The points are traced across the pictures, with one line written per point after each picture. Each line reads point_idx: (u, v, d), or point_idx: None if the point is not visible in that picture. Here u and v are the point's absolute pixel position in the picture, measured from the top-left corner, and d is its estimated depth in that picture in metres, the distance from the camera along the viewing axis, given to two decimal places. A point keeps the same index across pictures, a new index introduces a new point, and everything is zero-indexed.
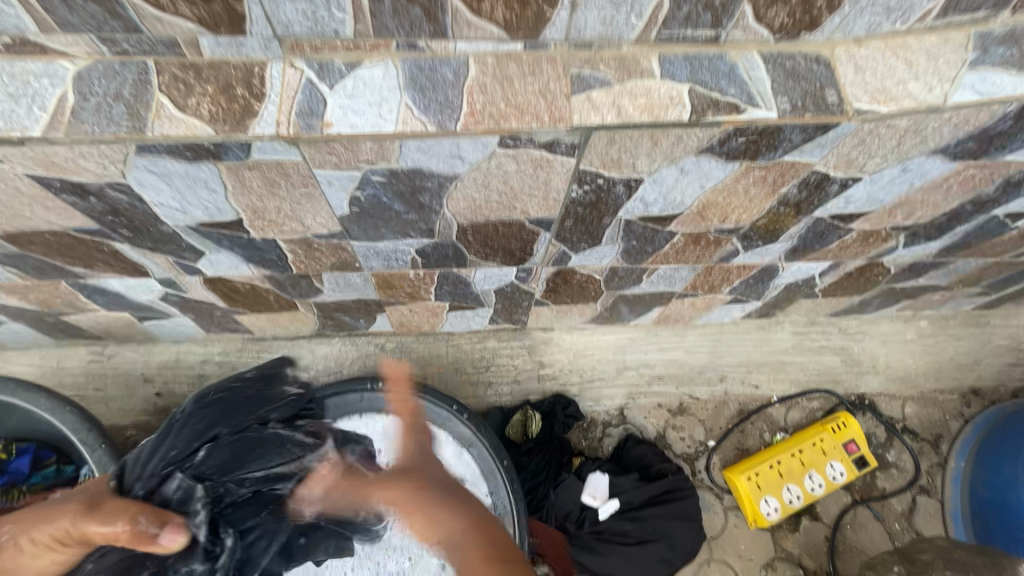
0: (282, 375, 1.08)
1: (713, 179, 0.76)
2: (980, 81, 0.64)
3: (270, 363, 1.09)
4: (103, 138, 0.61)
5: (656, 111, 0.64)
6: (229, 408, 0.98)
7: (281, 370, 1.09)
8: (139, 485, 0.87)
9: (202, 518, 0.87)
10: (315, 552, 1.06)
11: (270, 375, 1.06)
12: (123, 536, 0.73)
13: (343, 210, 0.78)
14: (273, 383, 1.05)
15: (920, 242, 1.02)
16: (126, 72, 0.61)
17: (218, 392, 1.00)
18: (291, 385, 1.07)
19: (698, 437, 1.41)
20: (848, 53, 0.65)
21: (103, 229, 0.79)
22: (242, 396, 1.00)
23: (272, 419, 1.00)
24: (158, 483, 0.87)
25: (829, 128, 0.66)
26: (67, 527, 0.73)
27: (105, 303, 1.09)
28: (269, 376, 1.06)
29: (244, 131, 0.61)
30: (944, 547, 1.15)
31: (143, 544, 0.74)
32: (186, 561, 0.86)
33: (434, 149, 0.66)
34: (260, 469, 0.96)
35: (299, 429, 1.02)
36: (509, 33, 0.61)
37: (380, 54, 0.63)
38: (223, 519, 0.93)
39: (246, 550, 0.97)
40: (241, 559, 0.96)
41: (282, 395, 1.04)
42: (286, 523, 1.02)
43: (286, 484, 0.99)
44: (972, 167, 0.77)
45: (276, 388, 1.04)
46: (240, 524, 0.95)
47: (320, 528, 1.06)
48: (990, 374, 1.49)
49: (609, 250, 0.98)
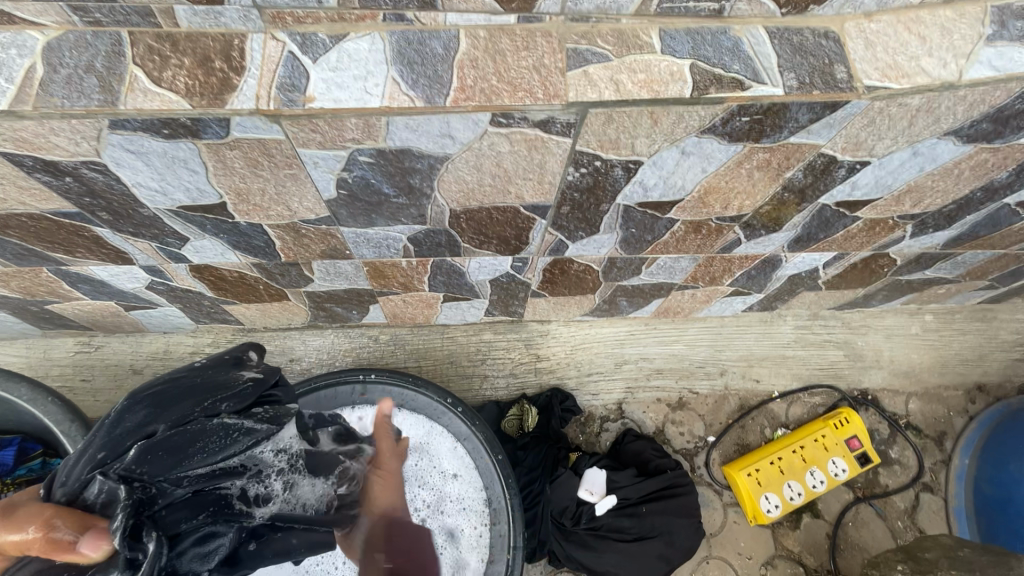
0: (247, 355, 0.97)
1: (716, 163, 0.73)
2: (997, 57, 0.61)
3: (230, 351, 0.96)
4: (73, 113, 0.58)
5: (656, 87, 0.60)
6: (167, 399, 0.84)
7: (249, 359, 0.96)
8: (67, 488, 0.72)
9: (120, 524, 0.66)
10: (271, 556, 0.85)
11: (226, 360, 0.93)
12: (35, 546, 0.62)
13: (331, 193, 0.75)
14: (225, 370, 0.91)
15: (928, 232, 0.99)
16: (99, 43, 0.58)
17: (159, 385, 0.86)
18: (251, 369, 0.92)
19: (698, 432, 1.39)
20: (858, 27, 0.62)
21: (82, 212, 0.76)
22: (191, 384, 0.86)
23: (225, 408, 0.85)
24: (82, 487, 0.72)
25: (838, 106, 0.63)
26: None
27: (89, 292, 1.06)
28: (224, 363, 0.92)
29: (223, 106, 0.58)
30: (949, 546, 1.12)
31: (54, 554, 0.63)
32: (104, 572, 0.65)
33: (423, 127, 0.63)
34: (204, 464, 0.79)
35: (254, 416, 0.86)
36: (502, 4, 0.58)
37: (366, 27, 0.60)
38: (155, 519, 0.72)
39: (175, 562, 0.73)
40: (166, 568, 0.72)
41: (240, 373, 0.91)
42: (236, 524, 0.81)
43: (233, 480, 0.82)
44: (986, 152, 0.74)
45: (233, 366, 0.92)
46: (176, 526, 0.74)
47: (280, 530, 0.86)
48: (995, 370, 1.46)
49: (607, 239, 0.95)
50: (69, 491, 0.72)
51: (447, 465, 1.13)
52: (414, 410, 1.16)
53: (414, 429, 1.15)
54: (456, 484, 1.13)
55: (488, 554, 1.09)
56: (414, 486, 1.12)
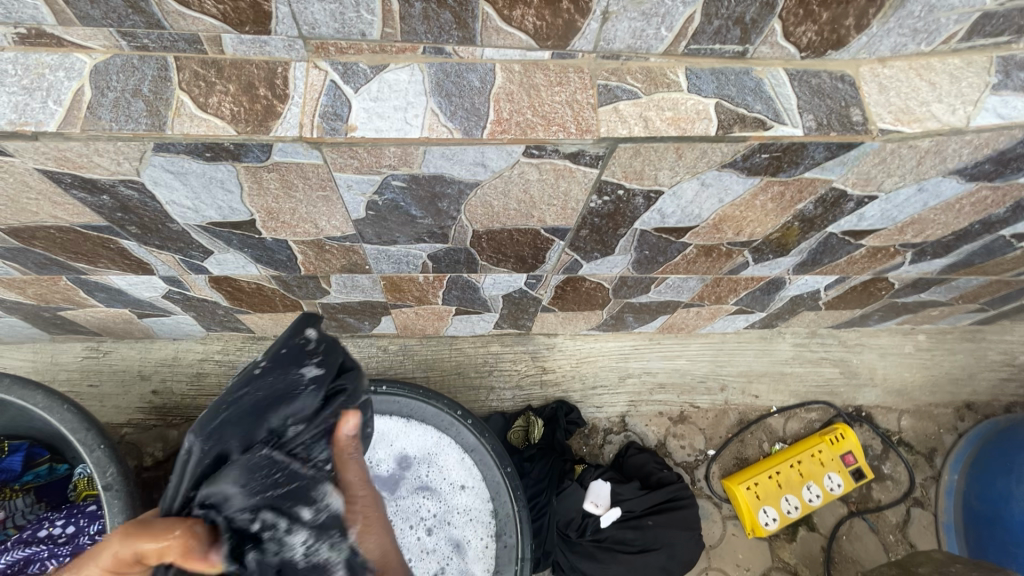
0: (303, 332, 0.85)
1: (733, 194, 0.76)
2: (1002, 105, 0.65)
3: (287, 334, 0.86)
4: (120, 135, 0.59)
5: (683, 125, 0.63)
6: (241, 415, 0.77)
7: (306, 342, 0.85)
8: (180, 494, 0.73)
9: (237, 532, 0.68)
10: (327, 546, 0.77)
11: (287, 341, 0.85)
12: (175, 549, 0.61)
13: (359, 213, 0.77)
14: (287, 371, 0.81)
15: (927, 259, 1.03)
16: (146, 68, 0.60)
17: (222, 409, 0.78)
18: (310, 364, 0.82)
19: (698, 446, 1.42)
20: (872, 72, 0.66)
21: (111, 225, 0.78)
22: (257, 399, 0.79)
23: (312, 408, 0.79)
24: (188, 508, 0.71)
25: (852, 146, 0.66)
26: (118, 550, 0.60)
27: (105, 299, 1.07)
28: (285, 357, 0.83)
29: (266, 132, 0.60)
30: (942, 561, 1.16)
31: (191, 560, 0.61)
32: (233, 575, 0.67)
33: (458, 156, 0.65)
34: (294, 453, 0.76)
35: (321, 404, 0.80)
36: (538, 42, 0.61)
37: (406, 58, 0.62)
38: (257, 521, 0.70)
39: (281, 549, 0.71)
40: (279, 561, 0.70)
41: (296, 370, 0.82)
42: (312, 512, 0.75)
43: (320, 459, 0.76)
44: (986, 189, 0.78)
45: (299, 357, 0.83)
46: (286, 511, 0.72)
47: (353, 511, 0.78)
48: (984, 389, 1.51)
49: (621, 259, 0.97)
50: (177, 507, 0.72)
51: (455, 476, 1.15)
52: (423, 421, 1.18)
53: (424, 441, 1.17)
54: (464, 494, 1.14)
55: (494, 564, 1.11)
56: (421, 497, 1.14)
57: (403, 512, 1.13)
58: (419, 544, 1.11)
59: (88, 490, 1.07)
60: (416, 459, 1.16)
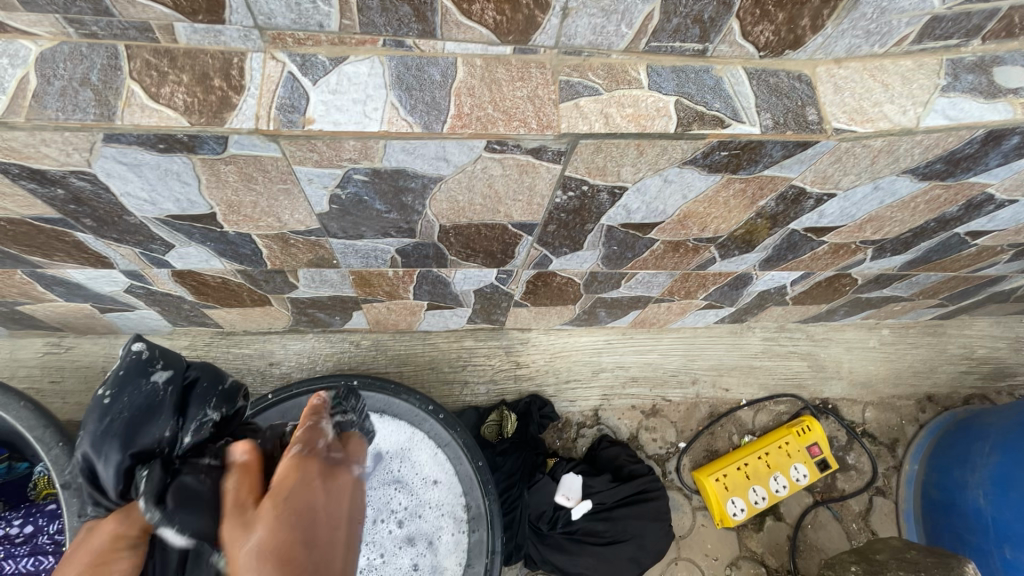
0: (128, 352, 0.78)
1: (695, 190, 0.77)
2: (950, 107, 0.66)
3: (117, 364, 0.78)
4: (67, 125, 0.57)
5: (643, 122, 0.64)
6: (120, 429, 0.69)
7: (139, 354, 0.78)
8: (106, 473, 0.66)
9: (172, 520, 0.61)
10: None
11: (123, 364, 0.77)
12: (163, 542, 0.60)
13: (323, 207, 0.76)
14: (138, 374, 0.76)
15: (887, 255, 1.06)
16: (95, 56, 0.58)
17: (101, 424, 0.70)
18: (159, 371, 0.77)
19: (669, 438, 1.44)
20: (828, 73, 0.67)
21: (65, 218, 0.76)
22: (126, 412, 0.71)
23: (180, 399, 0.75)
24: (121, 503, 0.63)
25: (808, 145, 0.67)
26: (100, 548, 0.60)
27: (64, 294, 1.04)
28: (127, 374, 0.76)
29: (221, 124, 0.59)
30: (898, 548, 1.20)
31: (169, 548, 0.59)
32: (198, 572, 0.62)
33: (420, 150, 0.64)
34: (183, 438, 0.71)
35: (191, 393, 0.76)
36: (499, 36, 0.60)
37: (366, 51, 0.61)
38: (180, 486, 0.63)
39: None
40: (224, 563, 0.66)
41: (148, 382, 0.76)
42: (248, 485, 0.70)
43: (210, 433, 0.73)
44: (939, 188, 0.81)
45: (145, 369, 0.77)
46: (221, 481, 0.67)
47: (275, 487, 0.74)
48: (944, 382, 1.56)
49: (590, 255, 0.98)
50: (116, 485, 0.65)
51: (428, 471, 1.15)
52: (396, 416, 1.17)
53: (396, 436, 1.16)
54: (436, 489, 1.14)
55: (466, 558, 1.12)
56: (391, 490, 1.13)
57: (374, 503, 1.12)
58: (391, 538, 1.11)
59: (49, 489, 1.05)
60: (389, 455, 1.14)
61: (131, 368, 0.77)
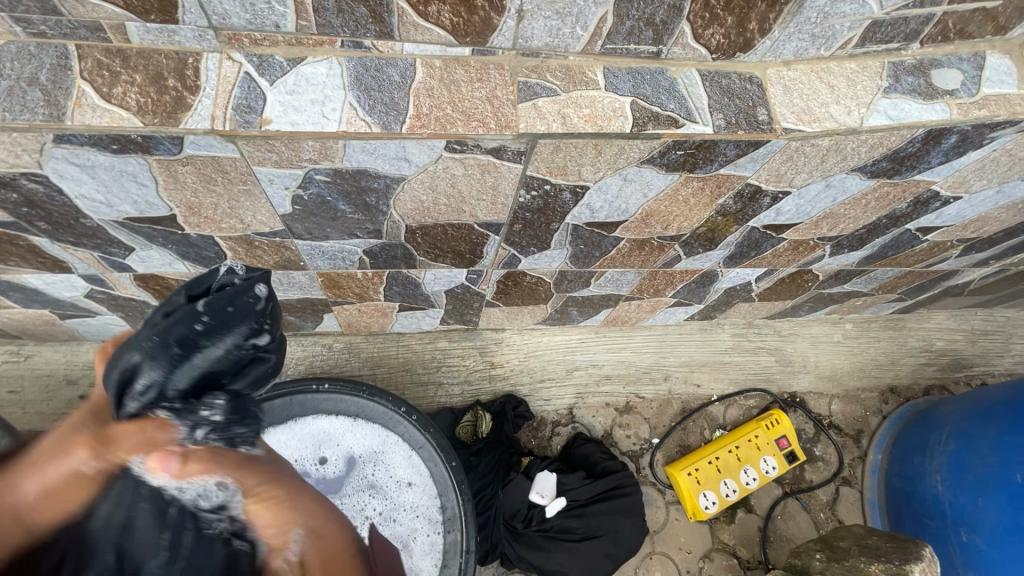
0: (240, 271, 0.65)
1: (655, 189, 0.79)
2: (892, 107, 0.70)
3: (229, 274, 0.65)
4: (16, 126, 0.57)
5: (600, 122, 0.65)
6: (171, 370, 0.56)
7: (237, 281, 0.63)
8: (174, 376, 0.56)
9: None
10: None
11: (231, 296, 0.60)
12: None
13: (286, 208, 0.76)
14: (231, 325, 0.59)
15: (845, 251, 1.09)
16: (44, 55, 0.57)
17: (175, 348, 0.57)
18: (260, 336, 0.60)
19: (643, 435, 1.46)
20: (778, 74, 0.70)
21: (18, 221, 0.74)
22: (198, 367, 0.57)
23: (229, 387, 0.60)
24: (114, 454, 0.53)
25: (760, 144, 0.70)
26: (71, 465, 0.51)
27: (21, 300, 1.01)
28: (223, 314, 0.59)
29: (176, 125, 0.58)
30: (861, 534, 1.24)
31: None
32: None
33: (380, 150, 0.65)
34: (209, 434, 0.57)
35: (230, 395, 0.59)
36: (457, 38, 0.61)
37: (324, 52, 0.61)
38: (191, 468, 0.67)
39: None
40: None
41: (241, 338, 0.59)
42: None
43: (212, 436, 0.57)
44: (887, 186, 0.84)
45: (238, 319, 0.59)
46: None
47: None
48: (905, 374, 1.62)
49: (558, 254, 0.99)
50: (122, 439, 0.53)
51: (402, 474, 1.15)
52: (371, 420, 1.17)
53: (370, 441, 1.16)
54: (410, 491, 1.14)
55: (441, 560, 1.11)
56: (364, 495, 1.12)
57: (348, 510, 1.12)
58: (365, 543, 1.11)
59: None
60: (362, 460, 1.14)
61: (219, 309, 0.59)
